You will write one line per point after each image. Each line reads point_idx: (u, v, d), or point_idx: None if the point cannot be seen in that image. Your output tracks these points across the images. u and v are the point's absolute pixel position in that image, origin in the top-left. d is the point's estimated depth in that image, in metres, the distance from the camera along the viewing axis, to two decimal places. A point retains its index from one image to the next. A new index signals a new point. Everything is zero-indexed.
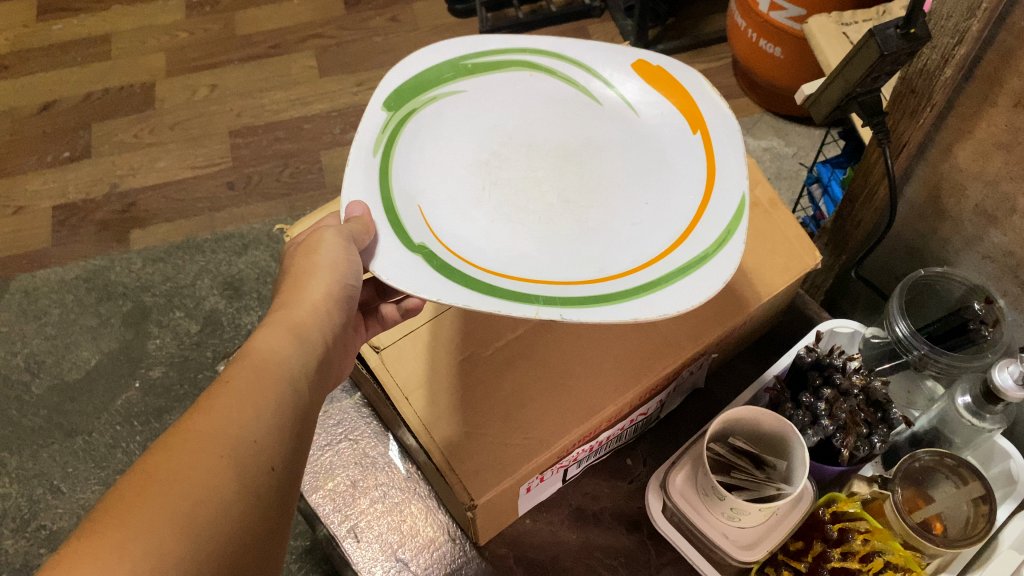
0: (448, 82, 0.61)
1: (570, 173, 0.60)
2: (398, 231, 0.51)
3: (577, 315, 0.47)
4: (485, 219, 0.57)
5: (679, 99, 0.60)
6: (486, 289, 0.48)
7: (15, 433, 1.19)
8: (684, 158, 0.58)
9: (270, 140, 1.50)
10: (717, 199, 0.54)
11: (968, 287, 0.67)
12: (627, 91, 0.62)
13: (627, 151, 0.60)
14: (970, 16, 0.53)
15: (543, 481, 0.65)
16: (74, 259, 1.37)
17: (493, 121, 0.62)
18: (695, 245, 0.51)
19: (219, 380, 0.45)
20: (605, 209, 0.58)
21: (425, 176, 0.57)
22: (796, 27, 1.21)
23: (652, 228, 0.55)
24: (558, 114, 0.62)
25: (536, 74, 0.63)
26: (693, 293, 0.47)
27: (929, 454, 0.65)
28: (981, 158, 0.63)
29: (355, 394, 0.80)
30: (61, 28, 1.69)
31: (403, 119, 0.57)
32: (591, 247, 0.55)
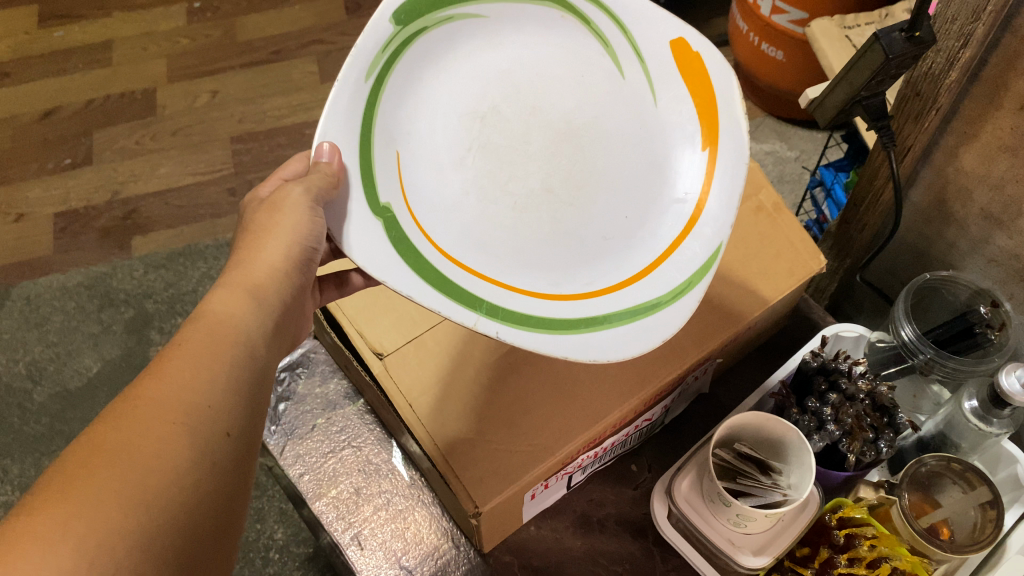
0: (470, 4, 0.54)
1: (562, 152, 0.56)
2: (368, 184, 0.48)
3: (513, 335, 0.46)
4: (460, 184, 0.54)
5: (702, 100, 0.57)
6: (434, 278, 0.47)
7: (16, 441, 1.18)
8: (677, 179, 0.57)
9: (272, 146, 1.50)
10: (694, 241, 0.54)
11: (974, 291, 0.67)
12: (656, 74, 0.58)
13: (626, 143, 0.58)
14: (975, 19, 0.53)
15: (547, 487, 0.65)
16: (76, 266, 1.36)
17: (505, 65, 0.56)
18: (650, 287, 0.52)
19: (171, 345, 0.44)
20: (584, 207, 0.56)
21: (414, 114, 0.53)
22: (798, 31, 1.21)
23: (617, 248, 0.55)
24: (573, 76, 0.57)
25: (567, 19, 0.57)
26: (629, 346, 0.48)
27: (936, 459, 0.64)
28: (986, 161, 0.62)
29: (358, 400, 0.80)
30: (62, 35, 1.69)
31: (408, 39, 0.52)
32: (558, 251, 0.54)
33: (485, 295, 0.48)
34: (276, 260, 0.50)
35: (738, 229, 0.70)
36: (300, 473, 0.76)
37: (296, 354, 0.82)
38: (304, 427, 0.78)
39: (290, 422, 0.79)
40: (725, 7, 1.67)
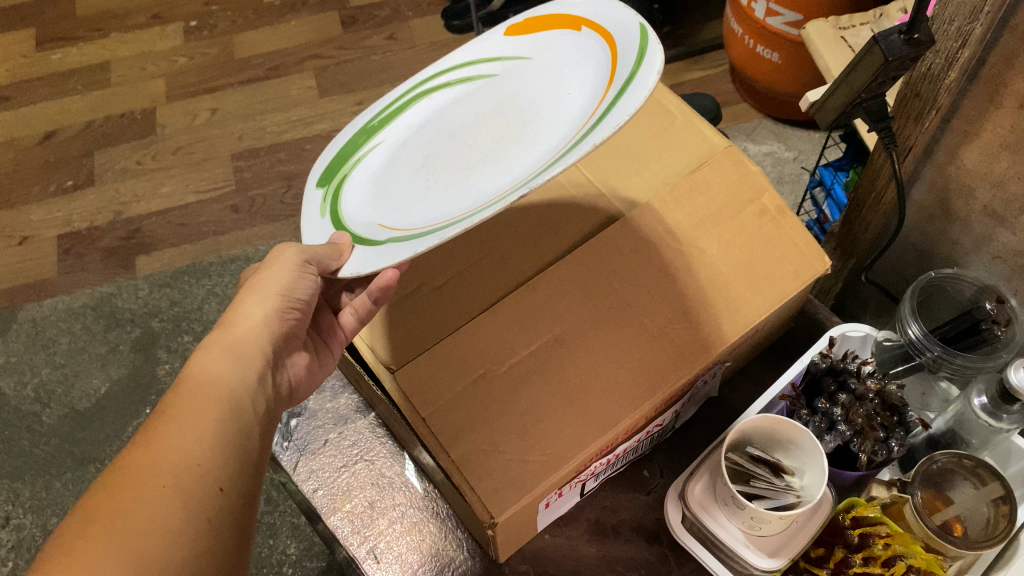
0: (364, 144, 0.67)
1: (496, 123, 0.62)
2: (362, 242, 0.55)
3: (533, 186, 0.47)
4: (439, 196, 0.59)
5: (550, 22, 0.64)
6: (451, 226, 0.50)
7: (27, 464, 1.19)
8: (586, 51, 0.60)
9: (273, 162, 1.50)
10: (622, 49, 0.55)
11: (978, 288, 0.68)
12: (512, 53, 0.65)
13: (534, 80, 0.63)
14: (973, 20, 0.54)
15: (561, 496, 0.65)
16: (81, 288, 1.37)
17: (414, 139, 0.65)
18: (617, 86, 0.52)
19: (158, 411, 0.47)
20: (541, 125, 0.59)
21: (373, 203, 0.61)
22: (792, 32, 1.22)
23: (580, 110, 0.56)
24: (466, 102, 0.66)
25: (435, 96, 0.68)
26: (633, 101, 0.47)
27: (947, 456, 0.64)
28: (988, 159, 0.63)
29: (369, 415, 0.81)
30: (60, 57, 1.70)
31: (338, 189, 0.63)
32: (540, 151, 0.56)
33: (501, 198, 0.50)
34: (257, 315, 0.55)
35: (743, 232, 0.70)
36: (314, 489, 0.76)
37: None
38: (316, 442, 0.79)
39: (302, 438, 0.80)
40: (719, 10, 1.67)
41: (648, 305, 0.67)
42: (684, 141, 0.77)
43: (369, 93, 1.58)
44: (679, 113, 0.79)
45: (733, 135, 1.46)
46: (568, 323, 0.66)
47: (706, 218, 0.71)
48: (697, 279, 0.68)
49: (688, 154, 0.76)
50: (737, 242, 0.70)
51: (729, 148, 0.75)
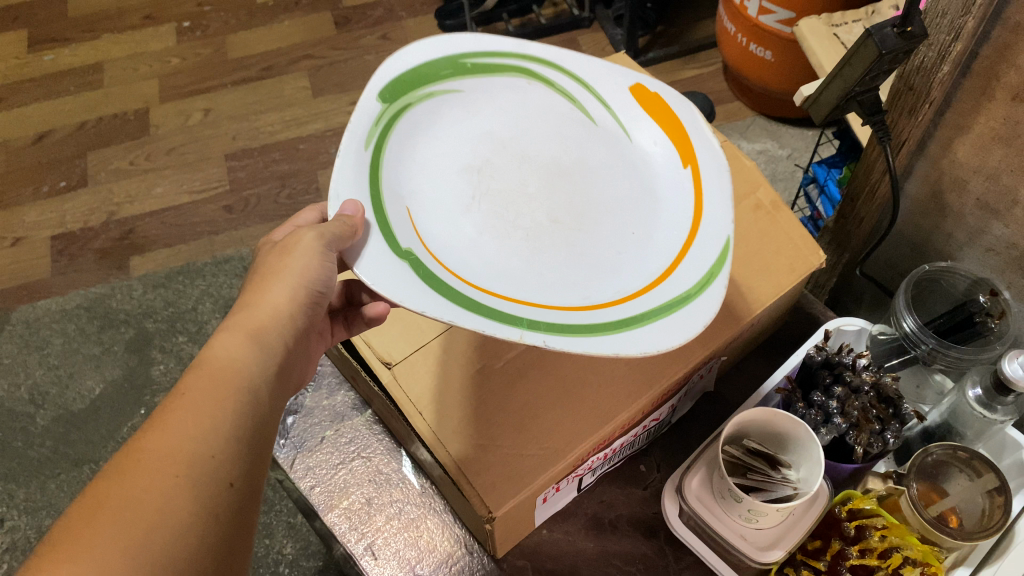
0: (445, 79, 0.60)
1: (558, 188, 0.60)
2: (386, 234, 0.50)
3: (561, 342, 0.46)
4: (471, 228, 0.56)
5: (670, 129, 0.61)
6: (466, 304, 0.47)
7: (21, 466, 1.18)
8: (673, 194, 0.59)
9: (267, 162, 1.50)
10: (701, 241, 0.55)
11: (972, 280, 0.68)
12: (621, 115, 0.63)
13: (614, 173, 0.61)
14: (965, 13, 0.54)
15: (559, 490, 0.66)
16: (75, 289, 1.36)
17: (487, 126, 0.61)
18: (678, 284, 0.52)
19: (175, 393, 0.47)
20: (592, 228, 0.58)
21: (414, 177, 0.57)
22: (786, 30, 1.22)
23: (633, 259, 0.56)
24: (552, 127, 0.63)
25: (534, 83, 0.63)
26: (680, 332, 0.47)
27: (942, 448, 0.65)
28: (981, 152, 0.63)
29: (366, 412, 0.81)
30: (52, 58, 1.69)
31: (396, 115, 0.57)
32: (579, 269, 0.55)
33: (526, 310, 0.49)
34: (281, 301, 0.54)
35: (740, 226, 0.71)
36: (311, 486, 0.76)
37: None
38: (313, 439, 0.79)
39: (299, 435, 0.79)
40: (712, 10, 1.68)
41: None
42: None
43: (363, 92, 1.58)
44: None
45: (727, 134, 1.46)
46: None
47: None
48: None
49: None
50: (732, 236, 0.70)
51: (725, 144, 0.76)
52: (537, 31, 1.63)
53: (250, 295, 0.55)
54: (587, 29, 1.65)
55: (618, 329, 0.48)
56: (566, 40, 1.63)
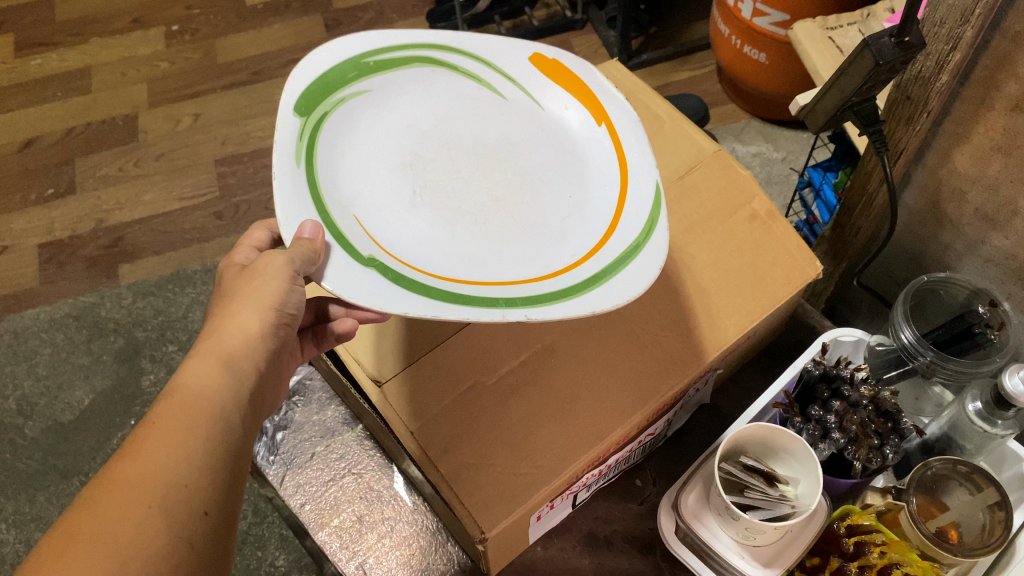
0: (353, 82, 0.60)
1: (491, 167, 0.62)
2: (343, 244, 0.50)
3: (541, 314, 0.49)
4: (423, 223, 0.58)
5: (579, 92, 0.66)
6: (447, 297, 0.50)
7: (8, 478, 1.17)
8: (594, 155, 0.64)
9: (257, 167, 1.49)
10: (634, 194, 0.59)
11: (971, 291, 0.67)
12: (526, 86, 0.66)
13: (535, 140, 0.64)
14: (964, 22, 0.53)
15: (553, 508, 0.64)
16: (63, 298, 1.35)
17: (405, 120, 0.62)
18: (625, 235, 0.56)
19: (145, 421, 0.46)
20: (530, 197, 0.61)
21: (350, 182, 0.57)
22: (780, 32, 1.21)
23: (576, 223, 0.60)
24: (469, 110, 0.64)
25: (438, 70, 0.64)
26: (642, 276, 0.52)
27: (941, 462, 0.64)
28: (980, 162, 0.62)
29: (356, 427, 0.79)
30: (39, 63, 1.67)
31: (317, 125, 0.56)
32: (530, 238, 0.58)
33: (490, 285, 0.53)
34: (251, 326, 0.52)
35: (734, 236, 0.70)
36: (301, 503, 0.74)
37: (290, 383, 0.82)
38: (302, 456, 0.77)
39: (288, 452, 0.77)
40: (705, 10, 1.67)
41: (637, 313, 0.66)
42: (673, 146, 0.76)
43: None
44: (667, 116, 0.78)
45: (721, 136, 1.45)
46: (558, 332, 0.65)
47: (697, 222, 0.70)
48: (689, 285, 0.67)
49: (677, 158, 0.75)
50: (727, 248, 0.69)
51: (719, 152, 0.75)
52: (529, 34, 1.62)
53: (221, 315, 0.53)
54: (580, 31, 1.63)
55: (587, 289, 0.52)
56: (559, 41, 1.61)
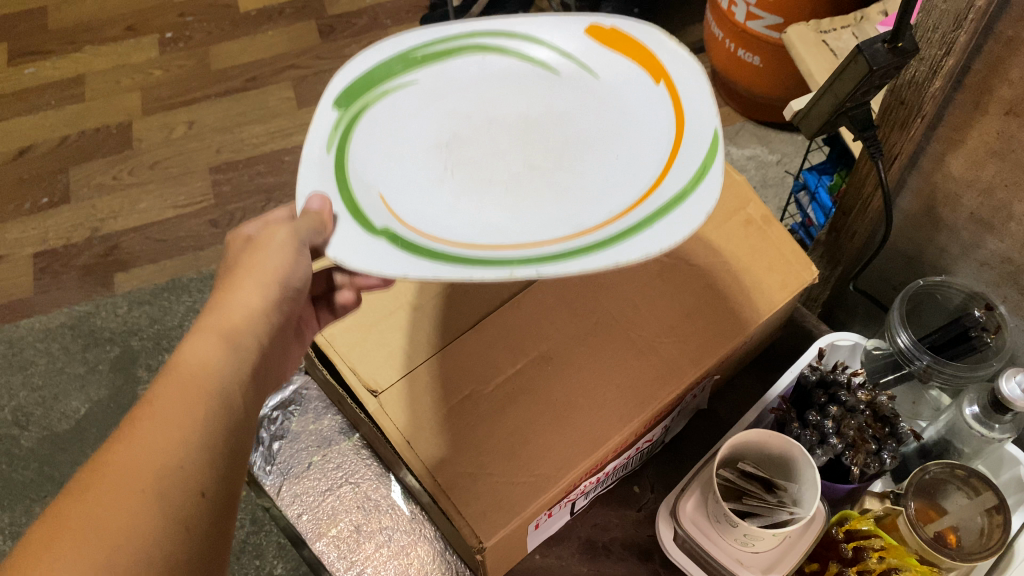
0: (398, 74, 0.59)
1: (535, 141, 0.57)
2: (358, 217, 0.49)
3: (554, 270, 0.44)
4: (452, 200, 0.54)
5: (636, 53, 0.58)
6: (455, 260, 0.46)
7: (5, 489, 1.16)
8: (652, 112, 0.56)
9: (252, 175, 1.49)
10: (691, 140, 0.50)
11: (967, 295, 0.67)
12: (584, 57, 0.60)
13: (591, 109, 0.58)
14: (957, 27, 0.53)
15: (551, 516, 0.64)
16: (59, 307, 1.35)
17: (449, 102, 0.59)
18: (674, 183, 0.48)
19: (143, 401, 0.45)
20: (577, 166, 0.55)
21: (382, 163, 0.54)
22: (773, 36, 1.21)
23: (622, 181, 0.53)
24: (518, 86, 0.60)
25: (490, 56, 0.60)
26: (680, 228, 0.44)
27: (939, 466, 0.64)
28: (974, 167, 0.62)
29: (353, 435, 0.78)
30: (33, 71, 1.67)
31: (354, 117, 0.55)
32: (567, 206, 0.53)
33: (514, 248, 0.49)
34: (254, 301, 0.52)
35: (727, 241, 0.70)
36: (298, 513, 0.74)
37: (287, 392, 0.80)
38: (299, 465, 0.77)
39: (285, 461, 0.77)
40: (699, 13, 1.66)
41: (634, 320, 0.66)
42: None
43: None
44: None
45: None
46: (554, 341, 0.65)
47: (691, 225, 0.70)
48: (685, 290, 0.67)
49: None
50: (722, 254, 0.69)
51: None
52: None
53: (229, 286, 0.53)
54: None
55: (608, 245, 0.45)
56: None
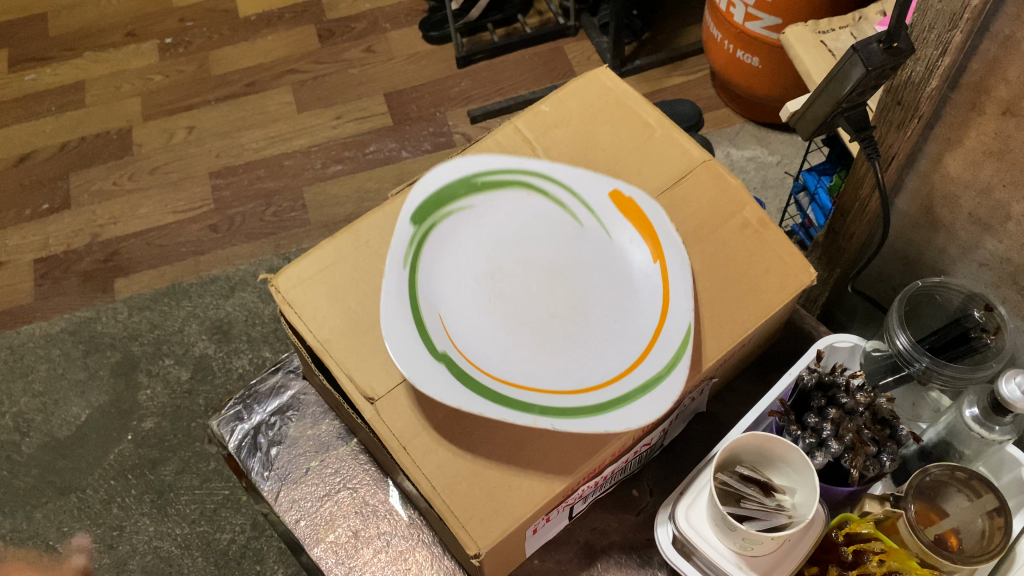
0: (461, 198, 0.67)
1: (558, 293, 0.65)
2: (423, 338, 0.57)
3: (567, 425, 0.56)
4: (493, 328, 0.62)
5: (643, 228, 0.66)
6: (490, 395, 0.56)
7: (6, 495, 1.19)
8: (650, 288, 0.64)
9: (252, 179, 1.49)
10: (668, 326, 0.61)
11: (966, 296, 0.66)
12: (605, 218, 0.67)
13: (603, 276, 0.65)
14: (952, 27, 0.53)
15: (549, 521, 0.64)
16: (59, 313, 1.35)
17: (497, 243, 0.66)
18: (655, 361, 0.59)
19: None
20: (587, 329, 0.63)
21: (441, 281, 0.63)
22: (772, 36, 1.21)
23: (619, 332, 0.62)
24: (551, 239, 0.67)
25: (533, 194, 0.68)
26: (650, 409, 0.56)
27: (940, 468, 0.63)
28: (972, 166, 0.62)
29: (351, 440, 0.78)
30: (33, 78, 1.67)
31: (427, 233, 0.64)
32: (580, 362, 0.61)
33: (535, 398, 0.57)
34: None
35: (725, 246, 0.67)
36: (296, 519, 0.74)
37: (286, 398, 0.81)
38: (297, 471, 0.76)
39: (283, 467, 0.76)
40: (699, 13, 1.66)
41: None
42: (661, 155, 0.71)
43: (349, 106, 1.56)
44: (657, 124, 0.72)
45: (715, 141, 1.45)
46: None
47: (685, 234, 0.67)
48: None
49: (664, 167, 0.70)
50: (719, 257, 0.66)
51: (709, 162, 0.70)
52: (522, 42, 1.61)
53: None
54: (573, 37, 1.63)
55: (608, 408, 0.57)
56: (551, 49, 1.61)
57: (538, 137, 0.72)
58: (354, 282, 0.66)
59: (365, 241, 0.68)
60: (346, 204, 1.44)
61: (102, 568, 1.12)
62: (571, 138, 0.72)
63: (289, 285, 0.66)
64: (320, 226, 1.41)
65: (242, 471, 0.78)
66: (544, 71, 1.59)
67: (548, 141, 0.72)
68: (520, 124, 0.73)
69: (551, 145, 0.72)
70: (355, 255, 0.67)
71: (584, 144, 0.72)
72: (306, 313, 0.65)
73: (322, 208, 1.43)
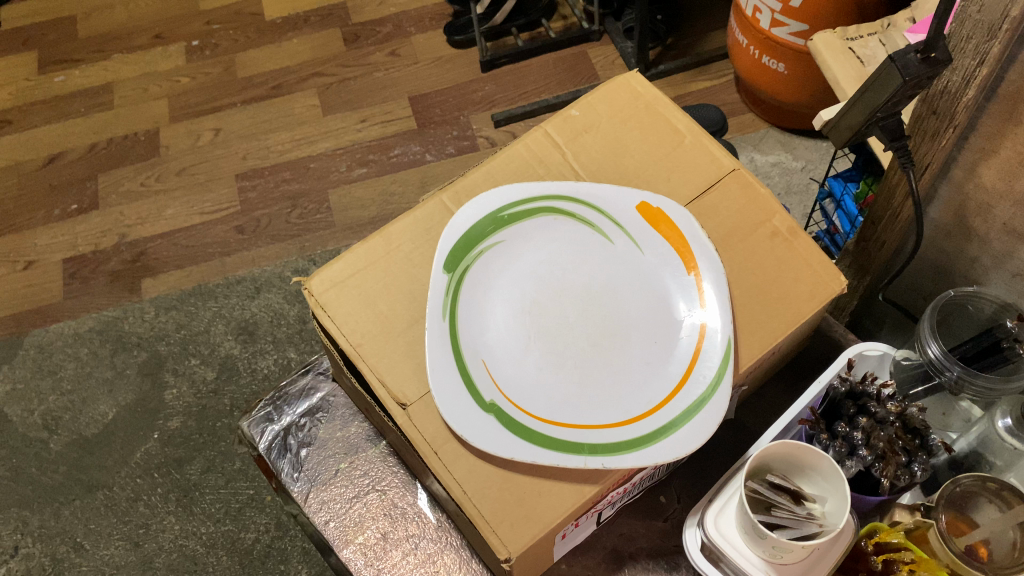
0: (490, 234, 0.68)
1: (596, 317, 0.65)
2: (470, 391, 0.61)
3: (617, 461, 0.58)
4: (536, 364, 0.63)
5: (676, 241, 0.67)
6: (544, 441, 0.59)
7: (34, 492, 1.21)
8: (686, 300, 0.65)
9: (277, 181, 1.50)
10: (707, 343, 0.63)
11: (999, 306, 0.67)
12: (635, 232, 0.68)
13: (639, 291, 0.66)
14: (991, 37, 0.53)
15: (578, 526, 0.64)
16: (87, 312, 1.37)
17: (530, 269, 0.67)
18: (695, 385, 0.62)
19: None
20: (627, 352, 0.64)
21: (482, 321, 0.65)
22: (799, 42, 1.21)
23: (658, 352, 0.64)
24: (582, 257, 0.67)
25: (560, 218, 0.69)
26: (694, 436, 0.59)
27: (971, 478, 0.62)
28: (1007, 177, 0.62)
29: (380, 443, 0.78)
30: (63, 79, 1.69)
31: (460, 278, 0.66)
32: (623, 389, 0.62)
33: (583, 435, 0.60)
34: None
35: (755, 255, 0.67)
36: (326, 520, 0.75)
37: (315, 400, 0.81)
38: (327, 472, 0.77)
39: (313, 468, 0.77)
40: (723, 17, 1.65)
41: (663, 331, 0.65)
42: (690, 163, 0.71)
43: (374, 110, 1.57)
44: (687, 132, 0.72)
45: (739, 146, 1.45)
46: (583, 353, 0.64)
47: (715, 243, 0.67)
48: None
49: (694, 174, 0.70)
50: (750, 264, 0.66)
51: (738, 171, 0.70)
52: (547, 46, 1.61)
53: None
54: (597, 42, 1.63)
55: (653, 438, 0.60)
56: (575, 54, 1.62)
57: (568, 142, 0.73)
58: (386, 285, 0.67)
59: (397, 244, 0.69)
60: (371, 207, 1.45)
61: (128, 565, 1.14)
62: (601, 144, 0.72)
63: (321, 288, 0.67)
64: (345, 228, 1.42)
65: (272, 472, 0.79)
66: (568, 75, 1.59)
67: (578, 147, 0.72)
68: (549, 129, 0.73)
69: (581, 151, 0.72)
70: (387, 257, 0.68)
71: (614, 150, 0.72)
72: (339, 316, 0.66)
73: (347, 211, 1.44)
